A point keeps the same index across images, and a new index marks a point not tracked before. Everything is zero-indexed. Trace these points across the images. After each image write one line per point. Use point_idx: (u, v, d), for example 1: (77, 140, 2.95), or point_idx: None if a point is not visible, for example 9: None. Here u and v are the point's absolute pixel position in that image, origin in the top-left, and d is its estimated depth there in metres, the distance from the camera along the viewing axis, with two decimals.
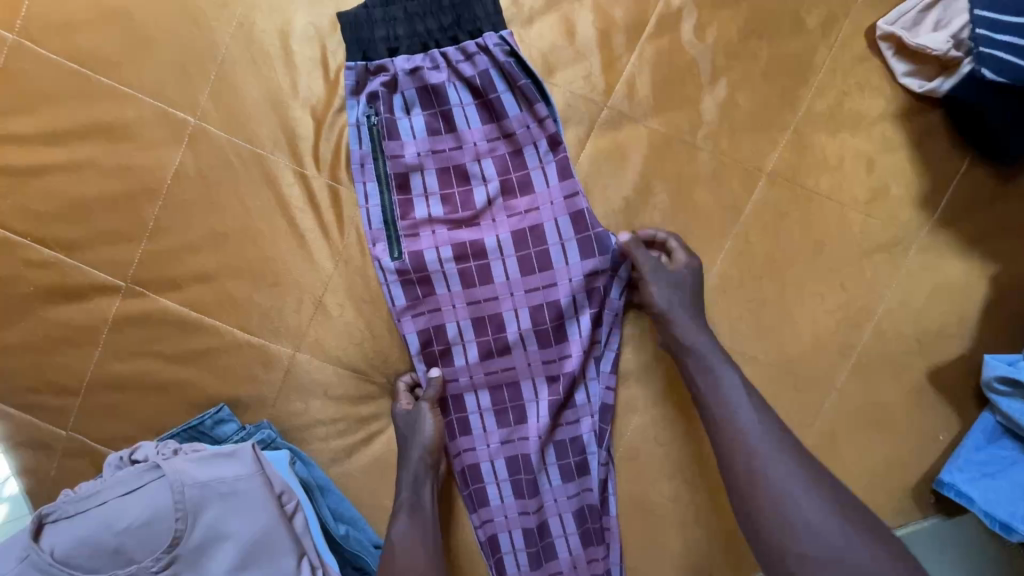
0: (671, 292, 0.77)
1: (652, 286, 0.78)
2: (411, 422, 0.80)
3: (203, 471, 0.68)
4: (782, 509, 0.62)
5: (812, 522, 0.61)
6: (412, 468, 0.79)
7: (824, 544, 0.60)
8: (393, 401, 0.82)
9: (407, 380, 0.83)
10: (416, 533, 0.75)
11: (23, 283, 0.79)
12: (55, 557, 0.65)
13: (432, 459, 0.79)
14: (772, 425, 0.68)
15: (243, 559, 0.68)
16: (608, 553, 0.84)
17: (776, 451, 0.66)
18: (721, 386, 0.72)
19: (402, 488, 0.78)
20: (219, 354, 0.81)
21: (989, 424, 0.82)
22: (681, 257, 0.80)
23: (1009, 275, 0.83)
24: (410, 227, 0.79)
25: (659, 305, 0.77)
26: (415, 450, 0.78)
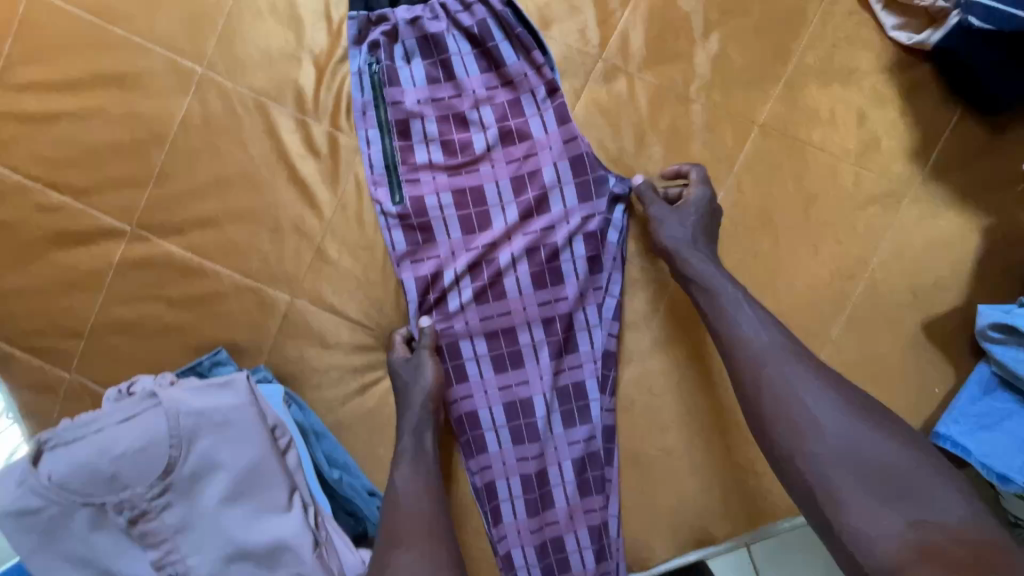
0: (679, 223, 0.78)
1: (659, 220, 0.79)
2: (413, 369, 0.80)
3: (197, 400, 0.69)
4: (788, 411, 0.63)
5: (817, 418, 0.62)
6: (414, 413, 0.79)
7: (832, 438, 0.61)
8: (389, 351, 0.83)
9: (404, 334, 0.83)
10: (418, 478, 0.75)
11: (34, 226, 0.81)
12: (52, 481, 0.67)
13: (430, 404, 0.79)
14: (778, 329, 0.69)
15: (235, 488, 0.69)
16: (606, 504, 0.87)
17: (784, 354, 0.67)
18: (731, 308, 0.71)
19: (403, 434, 0.79)
20: (218, 298, 0.82)
21: (984, 375, 0.82)
22: (694, 190, 0.79)
23: (1003, 229, 0.83)
24: (410, 173, 0.81)
25: (662, 242, 0.78)
26: (416, 396, 0.79)
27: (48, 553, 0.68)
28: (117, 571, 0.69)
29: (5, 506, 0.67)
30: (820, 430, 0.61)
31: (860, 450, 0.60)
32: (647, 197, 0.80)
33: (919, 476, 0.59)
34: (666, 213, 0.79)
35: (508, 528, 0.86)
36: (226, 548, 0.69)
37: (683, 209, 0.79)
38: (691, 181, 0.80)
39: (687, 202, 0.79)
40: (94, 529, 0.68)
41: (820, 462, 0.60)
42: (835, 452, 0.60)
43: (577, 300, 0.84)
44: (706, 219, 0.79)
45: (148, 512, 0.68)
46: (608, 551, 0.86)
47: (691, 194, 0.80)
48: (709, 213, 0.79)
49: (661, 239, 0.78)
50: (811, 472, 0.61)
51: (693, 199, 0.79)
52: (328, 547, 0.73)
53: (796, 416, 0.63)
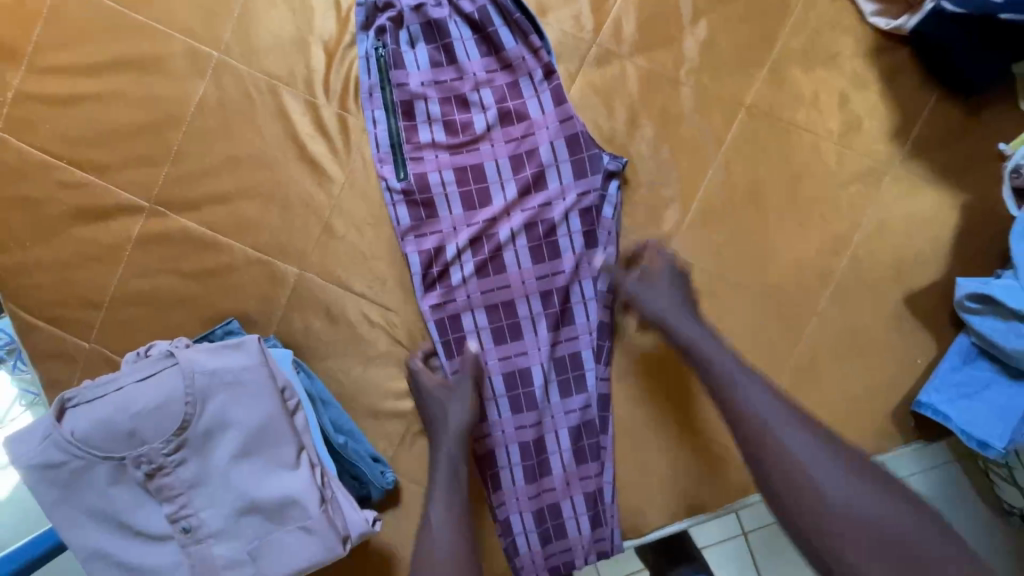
0: (659, 299, 0.79)
1: (641, 296, 0.80)
2: (449, 399, 0.82)
3: (210, 361, 0.72)
4: (799, 487, 0.61)
5: (828, 492, 0.60)
6: (448, 446, 0.79)
7: (845, 510, 0.59)
8: (417, 372, 0.85)
9: (421, 357, 0.86)
10: (452, 515, 0.73)
11: (57, 203, 0.86)
12: (75, 436, 0.70)
13: (463, 436, 0.80)
14: (777, 395, 0.67)
15: (247, 446, 0.73)
16: (601, 472, 0.91)
17: (788, 424, 0.64)
18: (732, 382, 0.68)
19: (437, 469, 0.78)
20: (230, 271, 0.86)
21: (964, 346, 0.86)
22: (661, 257, 0.82)
23: (981, 205, 0.86)
24: (414, 151, 0.85)
25: (650, 318, 0.78)
26: (447, 430, 0.80)
27: (70, 505, 0.72)
28: (134, 524, 0.73)
29: (31, 459, 0.71)
30: (836, 503, 0.59)
31: (874, 522, 0.58)
32: (614, 279, 0.83)
33: (930, 542, 0.57)
34: (644, 284, 0.81)
35: (508, 494, 0.90)
36: (237, 502, 0.73)
37: (654, 279, 0.81)
38: (653, 254, 0.83)
39: (654, 273, 0.81)
40: (113, 483, 0.72)
41: (835, 539, 0.59)
42: (844, 523, 0.59)
43: (573, 274, 0.88)
44: (682, 287, 0.80)
45: (164, 467, 0.72)
46: (603, 517, 0.91)
47: (657, 262, 0.82)
48: (679, 280, 0.81)
49: (648, 313, 0.78)
50: (829, 550, 0.59)
51: (660, 268, 0.81)
52: (334, 505, 0.76)
53: (813, 494, 0.60)
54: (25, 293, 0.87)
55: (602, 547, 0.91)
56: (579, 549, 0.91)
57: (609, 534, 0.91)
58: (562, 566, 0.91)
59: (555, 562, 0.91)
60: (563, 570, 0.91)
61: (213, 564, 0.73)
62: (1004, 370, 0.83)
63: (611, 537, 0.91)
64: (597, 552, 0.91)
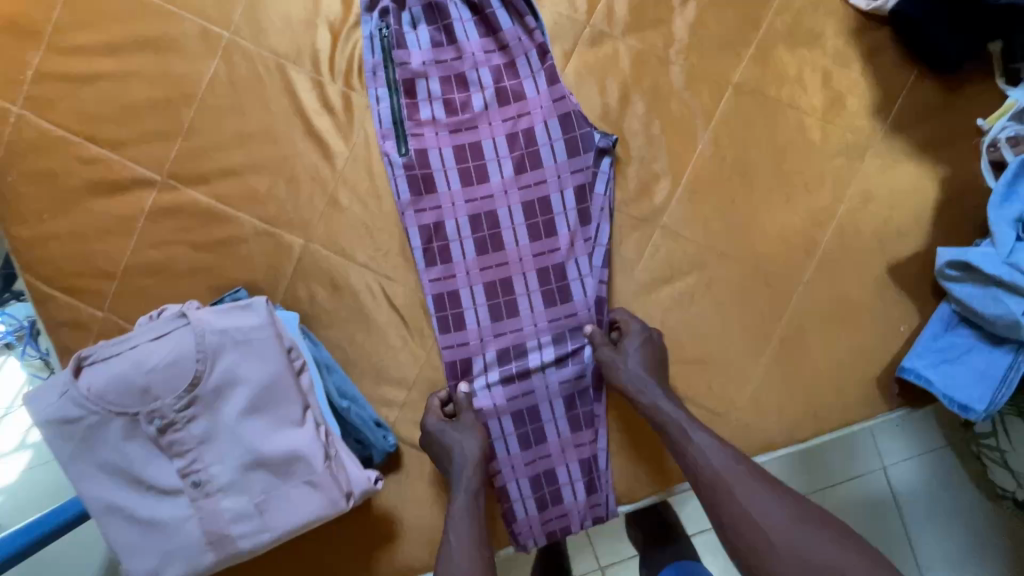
0: (632, 365, 0.85)
1: (611, 363, 0.87)
2: (461, 436, 0.86)
3: (221, 320, 0.76)
4: (749, 536, 0.69)
5: (775, 539, 0.68)
6: (464, 479, 0.83)
7: (790, 552, 0.67)
8: (427, 415, 0.89)
9: (441, 396, 0.90)
10: (474, 541, 0.78)
11: (74, 176, 0.90)
12: (91, 392, 0.74)
13: (478, 467, 0.84)
14: (728, 446, 0.76)
15: (255, 402, 0.76)
16: (596, 438, 0.94)
17: (739, 477, 0.73)
18: (688, 437, 0.77)
19: (457, 498, 0.82)
20: (239, 242, 0.90)
21: (946, 314, 0.89)
22: (635, 326, 0.89)
23: (960, 178, 0.90)
24: (416, 128, 0.89)
25: (620, 382, 0.85)
26: (463, 459, 0.84)
27: (85, 460, 0.76)
28: (145, 478, 0.76)
29: (48, 415, 0.74)
30: (788, 545, 0.67)
31: (817, 561, 0.66)
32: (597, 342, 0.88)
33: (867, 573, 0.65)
34: (614, 356, 0.87)
35: (503, 464, 0.93)
36: (246, 457, 0.76)
37: (626, 348, 0.87)
38: (628, 324, 0.89)
39: (631, 339, 0.87)
40: (126, 439, 0.75)
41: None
42: (788, 562, 0.67)
43: (567, 249, 0.91)
44: (652, 350, 0.88)
45: (175, 423, 0.75)
46: (598, 484, 0.94)
47: (630, 327, 0.89)
48: (649, 345, 0.87)
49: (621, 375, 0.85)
50: None
51: (634, 333, 0.88)
52: (338, 462, 0.79)
53: (766, 538, 0.68)
54: (41, 263, 0.91)
55: (598, 513, 0.94)
56: (575, 516, 0.94)
57: (604, 500, 0.94)
58: (559, 532, 0.94)
59: (552, 528, 0.94)
60: (560, 536, 0.94)
61: (222, 517, 0.76)
62: (983, 336, 0.87)
63: (606, 502, 0.94)
64: (594, 517, 0.94)
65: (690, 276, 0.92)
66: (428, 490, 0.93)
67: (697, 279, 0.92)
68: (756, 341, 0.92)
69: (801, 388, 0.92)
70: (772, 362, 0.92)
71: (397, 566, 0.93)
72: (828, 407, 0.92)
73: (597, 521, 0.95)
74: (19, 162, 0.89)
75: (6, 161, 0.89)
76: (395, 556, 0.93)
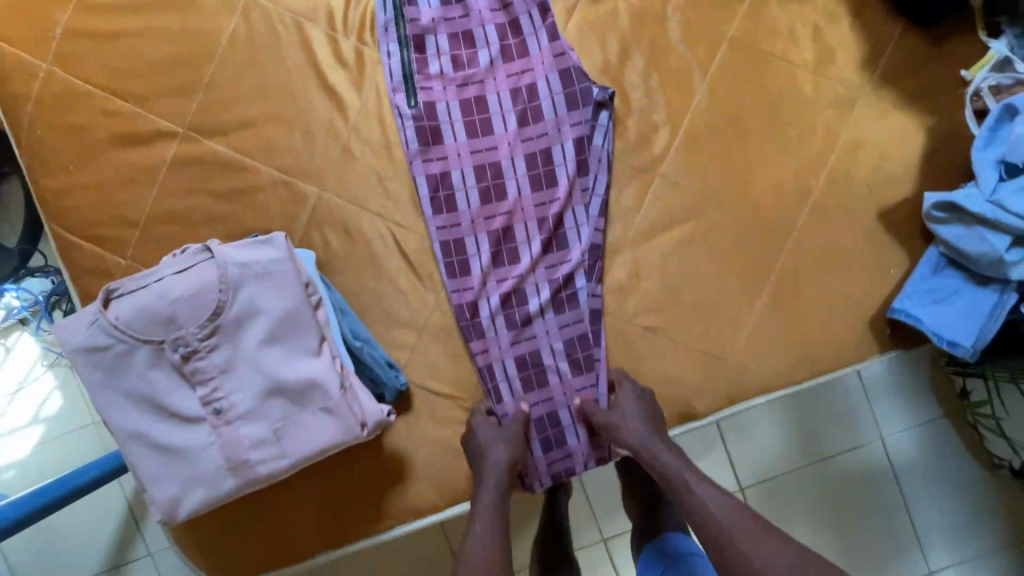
0: (633, 425, 0.88)
1: (612, 426, 0.89)
2: (498, 439, 0.90)
3: (242, 254, 0.80)
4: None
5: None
6: (496, 474, 0.86)
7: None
8: (473, 416, 0.94)
9: (486, 407, 0.95)
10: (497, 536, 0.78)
11: (99, 129, 0.94)
12: (118, 321, 0.78)
13: (508, 472, 0.87)
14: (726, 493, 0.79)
15: (275, 332, 0.80)
16: (597, 382, 0.96)
17: (739, 524, 0.75)
18: (688, 488, 0.81)
19: (484, 494, 0.84)
20: (256, 191, 0.94)
21: (934, 257, 0.92)
22: (625, 388, 0.93)
23: (947, 126, 0.94)
24: (424, 81, 0.94)
25: (628, 444, 0.87)
26: (491, 468, 0.86)
27: (111, 388, 0.79)
28: (169, 406, 0.80)
29: (77, 343, 0.78)
30: None
31: None
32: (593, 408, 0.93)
33: None
34: (614, 414, 0.90)
35: (506, 406, 0.96)
36: (266, 384, 0.80)
37: (622, 409, 0.90)
38: (622, 389, 0.93)
39: (620, 402, 0.91)
40: (151, 367, 0.79)
41: None
42: None
43: (567, 199, 0.95)
44: (643, 404, 0.91)
45: (199, 351, 0.79)
46: (601, 425, 0.97)
47: (621, 389, 0.93)
48: (644, 405, 0.91)
49: (628, 435, 0.88)
50: None
51: (627, 395, 0.92)
52: (352, 393, 0.83)
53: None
54: (66, 213, 0.95)
55: (601, 454, 0.98)
56: (580, 458, 0.97)
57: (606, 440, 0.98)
58: (563, 473, 0.98)
59: (557, 469, 0.97)
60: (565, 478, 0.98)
61: (242, 443, 0.80)
62: (970, 277, 0.91)
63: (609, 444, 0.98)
64: (597, 459, 0.98)
65: (688, 223, 0.95)
66: (438, 433, 0.96)
67: (695, 226, 0.95)
68: (753, 286, 0.95)
69: (798, 331, 0.95)
70: (768, 306, 0.95)
71: (408, 505, 0.96)
72: (824, 350, 0.95)
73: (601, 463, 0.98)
74: (46, 115, 0.94)
75: (34, 114, 0.94)
76: (405, 495, 0.96)
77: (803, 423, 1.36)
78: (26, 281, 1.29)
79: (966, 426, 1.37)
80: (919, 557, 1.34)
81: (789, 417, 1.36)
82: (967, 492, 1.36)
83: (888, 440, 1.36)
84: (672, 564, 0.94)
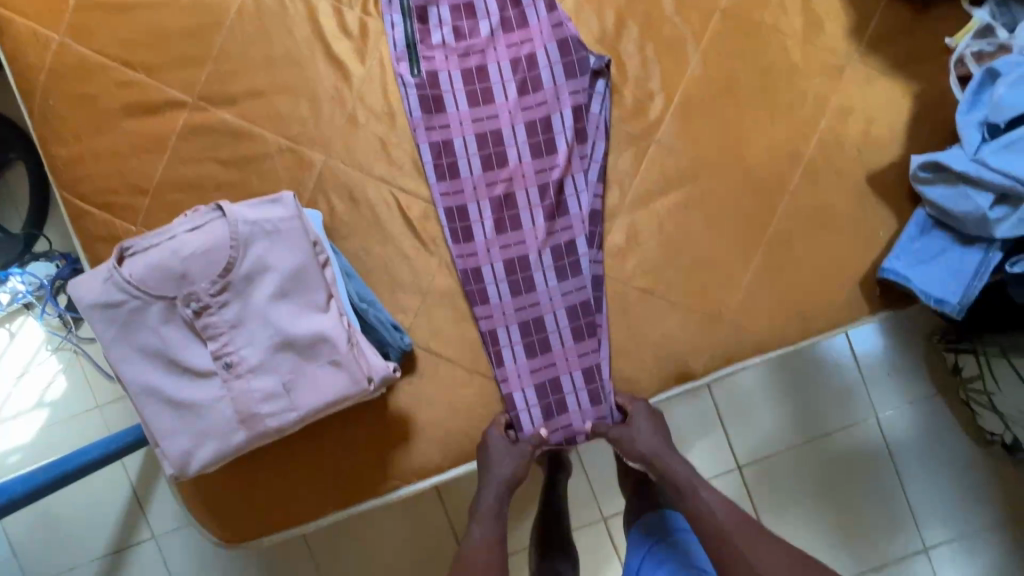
0: (645, 443, 0.95)
1: (624, 440, 0.95)
2: (512, 455, 0.94)
3: (252, 212, 0.83)
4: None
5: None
6: (498, 486, 0.93)
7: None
8: (489, 429, 0.96)
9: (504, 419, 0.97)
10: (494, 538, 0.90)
11: (112, 99, 0.97)
12: (133, 278, 0.80)
13: (509, 487, 0.93)
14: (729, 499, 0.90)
15: (284, 288, 0.83)
16: (598, 347, 0.98)
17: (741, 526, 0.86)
18: (696, 492, 0.91)
19: (484, 499, 0.94)
20: (264, 158, 0.96)
21: (922, 218, 0.96)
22: (635, 408, 0.96)
23: (931, 93, 0.97)
24: (427, 51, 0.98)
25: (636, 455, 0.95)
26: (496, 477, 0.93)
27: (126, 344, 0.82)
28: (181, 361, 0.82)
29: (93, 299, 0.81)
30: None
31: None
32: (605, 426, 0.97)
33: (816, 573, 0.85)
34: (628, 433, 0.95)
35: (508, 368, 0.97)
36: (275, 338, 0.83)
37: (637, 425, 0.95)
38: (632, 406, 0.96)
39: (635, 421, 0.95)
40: (164, 322, 0.82)
41: None
42: None
43: (567, 167, 0.98)
44: (659, 424, 0.96)
45: (210, 307, 0.81)
46: (602, 394, 0.98)
47: (634, 409, 0.96)
48: (655, 418, 0.96)
49: (635, 448, 0.95)
50: None
51: (640, 412, 0.95)
52: (359, 347, 0.85)
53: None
54: (78, 182, 0.97)
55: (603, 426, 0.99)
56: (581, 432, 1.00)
57: (608, 412, 0.98)
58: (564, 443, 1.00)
59: (558, 439, 0.99)
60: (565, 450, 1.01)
61: (252, 397, 0.82)
62: (955, 237, 0.94)
63: (611, 416, 0.98)
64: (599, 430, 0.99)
65: (683, 188, 0.98)
66: (440, 395, 0.97)
67: (690, 190, 0.98)
68: (747, 249, 0.98)
69: (791, 292, 0.98)
70: (762, 269, 0.98)
71: (414, 465, 0.96)
72: (816, 310, 0.98)
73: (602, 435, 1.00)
74: (58, 86, 0.96)
75: (47, 85, 0.96)
76: (411, 455, 0.96)
77: (799, 402, 1.39)
78: (32, 265, 1.31)
79: (959, 404, 1.40)
80: (914, 533, 1.38)
81: (785, 397, 1.39)
82: (962, 469, 1.39)
83: (882, 418, 1.39)
84: (663, 537, 1.02)
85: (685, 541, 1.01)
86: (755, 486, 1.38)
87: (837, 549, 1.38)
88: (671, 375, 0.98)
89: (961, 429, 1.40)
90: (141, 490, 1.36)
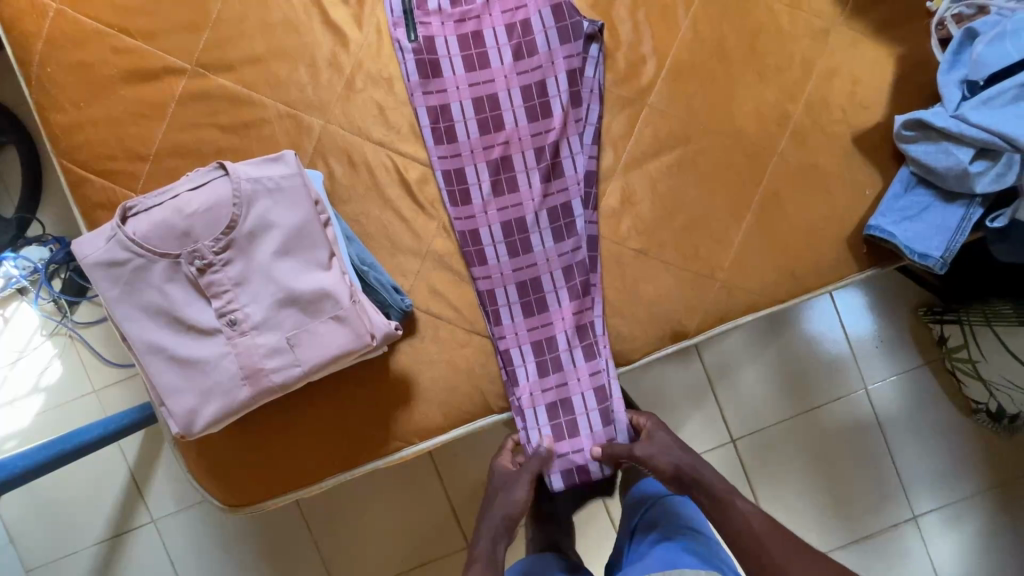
0: (670, 454, 0.97)
1: (658, 454, 0.97)
2: (512, 485, 0.97)
3: (255, 171, 0.85)
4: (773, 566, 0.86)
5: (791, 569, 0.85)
6: (493, 524, 0.96)
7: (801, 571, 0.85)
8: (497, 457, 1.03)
9: (513, 441, 1.04)
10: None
11: (110, 66, 0.97)
12: (137, 236, 0.82)
13: (507, 524, 0.96)
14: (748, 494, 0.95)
15: (287, 245, 0.86)
16: (593, 305, 1.00)
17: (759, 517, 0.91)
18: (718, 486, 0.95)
19: (480, 540, 0.96)
20: (264, 124, 0.97)
21: (906, 176, 0.99)
22: (649, 420, 1.03)
23: (912, 55, 1.01)
24: (424, 17, 1.01)
25: (671, 467, 0.96)
26: (496, 509, 0.97)
27: (129, 302, 0.83)
28: (185, 319, 0.84)
29: (97, 258, 0.82)
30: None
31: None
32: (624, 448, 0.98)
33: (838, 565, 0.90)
34: (655, 442, 0.98)
35: (507, 328, 1.00)
36: (279, 294, 0.85)
37: (654, 438, 0.99)
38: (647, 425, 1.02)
39: (653, 433, 1.00)
40: (168, 280, 0.83)
41: None
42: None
43: (563, 130, 1.01)
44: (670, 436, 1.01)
45: (214, 264, 0.83)
46: (597, 351, 1.00)
47: (646, 422, 1.03)
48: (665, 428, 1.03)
49: (667, 464, 0.96)
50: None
51: (652, 425, 1.02)
52: (361, 304, 0.87)
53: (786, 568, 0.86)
54: (77, 150, 0.97)
55: (599, 382, 1.00)
56: (588, 440, 1.01)
57: (603, 368, 1.00)
58: (567, 428, 1.01)
59: (551, 398, 1.01)
60: (564, 420, 1.01)
61: (257, 352, 0.84)
62: (939, 194, 0.98)
63: (606, 371, 1.00)
64: (593, 388, 1.01)
65: (676, 149, 1.00)
66: (443, 356, 0.98)
67: (683, 151, 1.00)
68: (738, 209, 1.00)
69: (783, 252, 1.00)
70: (754, 229, 1.00)
71: (414, 426, 0.97)
72: (808, 270, 1.01)
73: (597, 392, 1.01)
74: (55, 54, 0.97)
75: (44, 53, 0.96)
76: (412, 417, 0.97)
77: (790, 373, 1.42)
78: (25, 249, 1.29)
79: (945, 374, 1.43)
80: (903, 502, 1.42)
81: (778, 368, 1.42)
82: (949, 438, 1.43)
83: (871, 390, 1.43)
84: (653, 502, 1.06)
85: (676, 504, 1.03)
86: (749, 458, 1.41)
87: (829, 516, 1.41)
88: (667, 335, 1.00)
89: (948, 400, 1.43)
90: (140, 474, 1.36)
